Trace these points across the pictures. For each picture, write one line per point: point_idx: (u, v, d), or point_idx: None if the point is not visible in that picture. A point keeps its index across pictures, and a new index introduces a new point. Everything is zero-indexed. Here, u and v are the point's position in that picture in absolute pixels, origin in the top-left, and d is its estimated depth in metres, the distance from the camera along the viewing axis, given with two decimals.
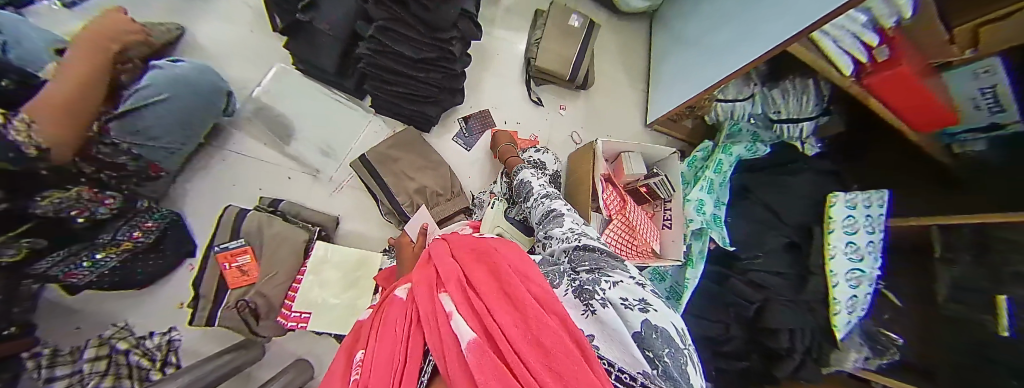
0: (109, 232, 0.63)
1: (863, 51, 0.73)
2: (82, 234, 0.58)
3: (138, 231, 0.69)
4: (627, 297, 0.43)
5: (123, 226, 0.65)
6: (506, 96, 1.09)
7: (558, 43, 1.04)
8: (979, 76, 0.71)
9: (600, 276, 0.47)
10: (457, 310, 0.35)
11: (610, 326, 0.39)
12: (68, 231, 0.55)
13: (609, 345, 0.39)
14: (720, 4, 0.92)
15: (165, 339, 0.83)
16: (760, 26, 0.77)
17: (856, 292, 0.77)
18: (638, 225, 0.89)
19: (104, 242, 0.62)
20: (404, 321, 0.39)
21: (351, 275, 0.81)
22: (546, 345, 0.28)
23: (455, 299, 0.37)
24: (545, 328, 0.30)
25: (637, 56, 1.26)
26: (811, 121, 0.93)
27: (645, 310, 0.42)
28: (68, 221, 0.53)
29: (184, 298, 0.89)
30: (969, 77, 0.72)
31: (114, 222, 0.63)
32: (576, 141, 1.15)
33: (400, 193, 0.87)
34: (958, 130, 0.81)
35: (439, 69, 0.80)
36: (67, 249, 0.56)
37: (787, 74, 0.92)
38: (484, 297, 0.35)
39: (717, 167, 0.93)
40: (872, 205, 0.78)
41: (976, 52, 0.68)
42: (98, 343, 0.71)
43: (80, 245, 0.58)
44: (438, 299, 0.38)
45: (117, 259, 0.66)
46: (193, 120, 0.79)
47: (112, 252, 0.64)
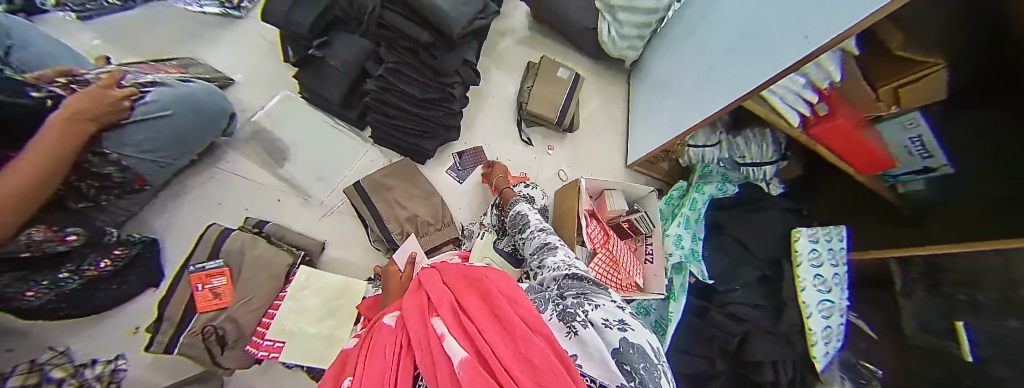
0: (72, 260, 0.65)
1: (805, 105, 0.84)
2: (43, 263, 0.60)
3: (106, 260, 0.71)
4: (608, 318, 0.44)
5: (91, 254, 0.68)
6: (498, 135, 1.18)
7: (547, 90, 1.16)
8: (908, 127, 0.81)
9: (585, 301, 0.49)
10: (450, 332, 0.37)
11: (588, 345, 0.40)
12: (27, 262, 0.57)
13: (590, 363, 0.39)
14: (686, 60, 1.05)
15: (109, 369, 0.79)
16: (720, 77, 0.88)
17: (829, 322, 0.79)
18: (621, 258, 0.94)
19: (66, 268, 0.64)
20: (396, 348, 0.41)
21: (332, 303, 0.80)
22: (531, 361, 0.30)
23: (448, 323, 0.39)
24: (533, 346, 0.32)
25: (618, 105, 1.40)
26: (773, 165, 1.04)
27: (625, 329, 0.43)
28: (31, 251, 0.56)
29: (140, 322, 0.84)
30: (899, 128, 0.83)
31: (79, 253, 0.65)
32: (562, 178, 1.22)
33: (391, 221, 0.90)
34: (898, 172, 0.91)
35: (441, 108, 0.89)
36: (21, 277, 0.57)
37: (748, 124, 1.06)
38: (477, 322, 0.38)
39: (692, 204, 1.01)
40: (832, 239, 0.83)
41: (899, 108, 0.80)
42: (27, 372, 0.68)
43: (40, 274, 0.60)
44: (431, 323, 0.41)
45: (77, 284, 0.68)
46: (188, 137, 0.82)
47: (74, 276, 0.66)
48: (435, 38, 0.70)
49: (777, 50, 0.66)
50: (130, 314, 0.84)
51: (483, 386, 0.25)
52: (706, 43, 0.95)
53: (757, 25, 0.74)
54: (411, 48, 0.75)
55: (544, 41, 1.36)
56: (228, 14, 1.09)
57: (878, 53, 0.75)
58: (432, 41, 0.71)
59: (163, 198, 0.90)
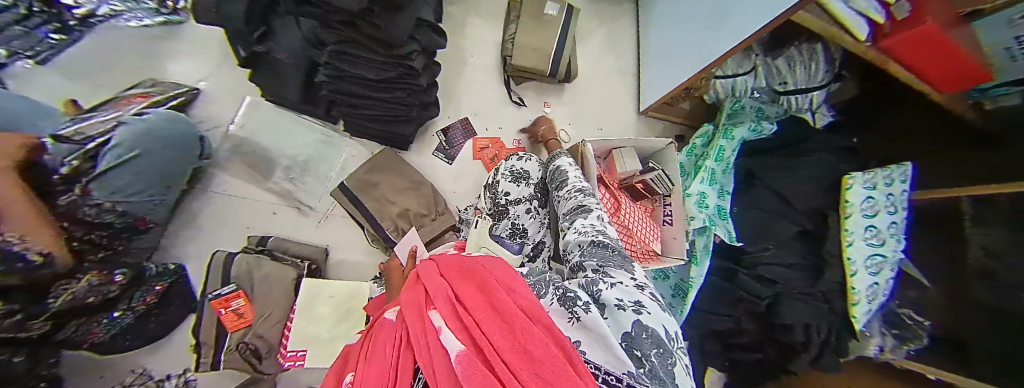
0: (124, 300, 0.69)
1: (878, 10, 0.65)
2: (97, 307, 0.65)
3: (150, 295, 0.74)
4: (622, 298, 0.41)
5: (138, 292, 0.72)
6: (485, 101, 1.03)
7: (534, 36, 0.96)
8: (1015, 22, 0.58)
9: (601, 277, 0.46)
10: (446, 325, 0.32)
11: (596, 331, 0.35)
12: (79, 307, 0.61)
13: (594, 347, 0.35)
14: None
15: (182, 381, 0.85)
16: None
17: (878, 279, 0.68)
18: (635, 227, 0.86)
19: (120, 306, 0.69)
20: (393, 349, 0.35)
21: (343, 307, 0.81)
22: (535, 353, 0.25)
23: (444, 315, 0.34)
24: (534, 335, 0.27)
25: (623, 38, 1.17)
26: (822, 89, 0.82)
27: (639, 311, 0.40)
28: (74, 300, 0.59)
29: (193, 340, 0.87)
30: (1004, 24, 0.60)
31: (126, 293, 0.69)
32: (565, 139, 1.08)
33: (384, 219, 0.85)
34: (990, 84, 0.70)
35: (404, 86, 0.76)
36: (79, 319, 0.63)
37: (792, 38, 0.81)
38: (472, 310, 0.32)
39: (718, 155, 0.88)
40: (895, 181, 0.69)
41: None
42: None
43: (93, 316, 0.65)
44: (426, 317, 0.35)
45: (133, 320, 0.72)
46: (170, 171, 0.74)
47: (129, 311, 0.71)
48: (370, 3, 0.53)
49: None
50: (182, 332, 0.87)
51: None
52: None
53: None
54: (348, 21, 0.59)
55: None
56: (170, 21, 0.94)
57: None
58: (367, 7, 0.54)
59: (174, 226, 0.87)
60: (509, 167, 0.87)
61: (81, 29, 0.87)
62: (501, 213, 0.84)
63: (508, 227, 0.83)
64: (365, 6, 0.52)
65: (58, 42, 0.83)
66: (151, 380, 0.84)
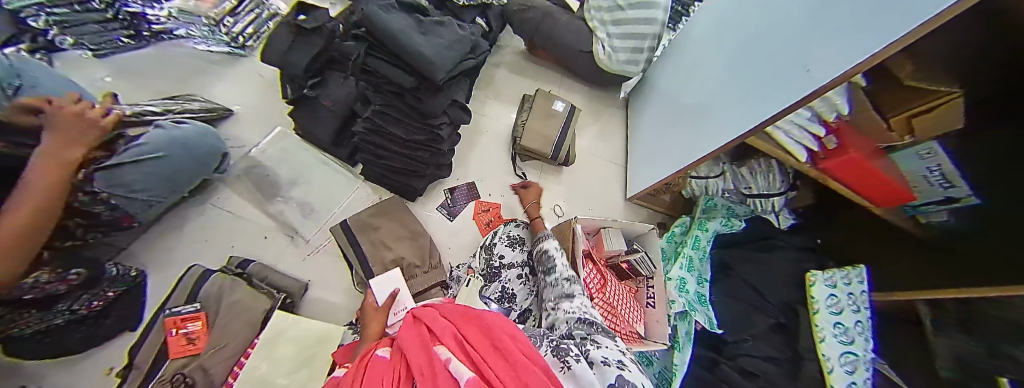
0: (68, 301, 0.66)
1: (812, 140, 0.80)
2: (41, 302, 0.61)
3: (97, 301, 0.72)
4: (608, 356, 0.46)
5: (84, 296, 0.69)
6: (490, 170, 1.16)
7: (541, 124, 1.16)
8: (925, 157, 0.73)
9: (589, 339, 0.51)
10: (455, 357, 0.39)
11: (585, 379, 0.40)
12: (23, 300, 0.58)
13: None
14: (702, 84, 0.98)
15: None
16: (736, 105, 0.81)
17: (855, 378, 0.69)
18: (619, 305, 0.87)
19: (60, 309, 0.65)
20: (393, 379, 0.40)
21: (306, 351, 0.75)
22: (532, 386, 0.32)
23: (452, 349, 0.41)
24: (534, 374, 0.34)
25: (615, 136, 1.38)
26: (781, 196, 0.97)
27: (623, 367, 0.45)
28: (24, 295, 0.57)
29: (115, 363, 0.81)
30: (915, 157, 0.74)
31: (73, 293, 0.66)
32: (558, 214, 1.18)
33: (376, 263, 0.88)
34: (919, 203, 0.82)
35: (427, 149, 0.89)
36: (20, 314, 0.59)
37: (752, 155, 1.00)
38: (480, 349, 0.39)
39: (695, 243, 0.94)
40: (851, 281, 0.77)
41: (914, 137, 0.72)
42: None
43: (29, 310, 0.60)
44: (433, 350, 0.42)
45: (59, 320, 0.67)
46: (180, 178, 0.83)
47: (66, 314, 0.67)
48: (418, 82, 0.75)
49: (806, 69, 0.59)
50: (102, 358, 0.81)
51: None
52: (721, 67, 0.90)
53: (788, 33, 0.67)
54: (397, 92, 0.80)
55: (538, 70, 1.39)
56: (235, 53, 1.15)
57: (889, 82, 0.69)
58: (416, 85, 0.77)
59: (154, 232, 0.90)
60: (506, 232, 0.94)
61: (150, 39, 1.11)
62: (493, 275, 0.87)
63: (498, 290, 0.84)
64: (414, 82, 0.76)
65: (125, 43, 1.08)
66: None
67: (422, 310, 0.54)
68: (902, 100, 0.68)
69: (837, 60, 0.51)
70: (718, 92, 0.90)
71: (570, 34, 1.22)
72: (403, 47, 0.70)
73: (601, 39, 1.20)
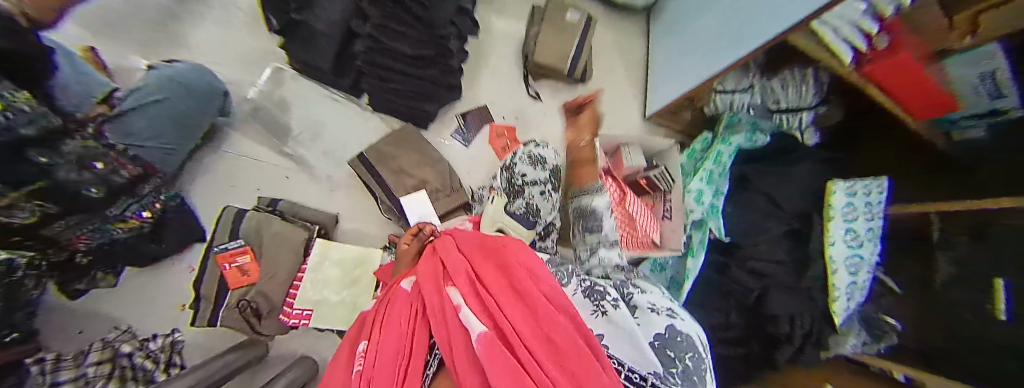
0: (121, 207, 0.61)
1: (862, 39, 0.70)
2: (98, 206, 0.55)
3: (146, 211, 0.67)
4: (655, 303, 0.49)
5: (135, 205, 0.64)
6: (505, 92, 1.14)
7: (554, 37, 1.06)
8: (980, 62, 0.61)
9: (630, 285, 0.53)
10: (465, 305, 0.37)
11: (626, 328, 0.43)
12: (82, 202, 0.51)
13: (619, 345, 0.42)
14: None
15: (169, 341, 0.79)
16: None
17: (856, 279, 0.76)
18: (638, 216, 0.91)
19: (118, 217, 0.61)
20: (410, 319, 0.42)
21: (351, 273, 0.83)
22: (558, 342, 0.33)
23: (464, 292, 0.40)
24: (557, 324, 0.35)
25: (633, 47, 1.28)
26: (810, 111, 0.91)
27: (672, 316, 0.47)
28: (81, 192, 0.50)
29: (184, 299, 0.86)
30: (970, 65, 0.62)
31: (122, 199, 0.60)
32: (575, 135, 1.18)
33: (399, 189, 0.93)
34: (957, 116, 0.73)
35: (438, 66, 0.88)
36: (81, 219, 0.53)
37: (785, 65, 0.89)
38: (496, 294, 0.38)
39: (716, 158, 0.96)
40: (872, 192, 0.77)
41: (975, 38, 0.59)
42: (102, 347, 0.69)
43: (92, 220, 0.56)
44: (446, 293, 0.41)
45: (119, 236, 0.64)
46: (189, 120, 0.74)
47: (121, 225, 0.63)
48: None
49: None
50: (163, 294, 0.85)
51: (501, 368, 0.28)
52: None
53: None
54: None
55: None
56: None
57: None
58: None
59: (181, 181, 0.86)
60: (526, 152, 0.95)
61: None
62: (516, 192, 0.91)
63: (524, 205, 0.89)
64: None
65: None
66: (139, 338, 0.78)
67: (438, 241, 0.54)
68: None
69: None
70: None
71: None
72: None
73: None
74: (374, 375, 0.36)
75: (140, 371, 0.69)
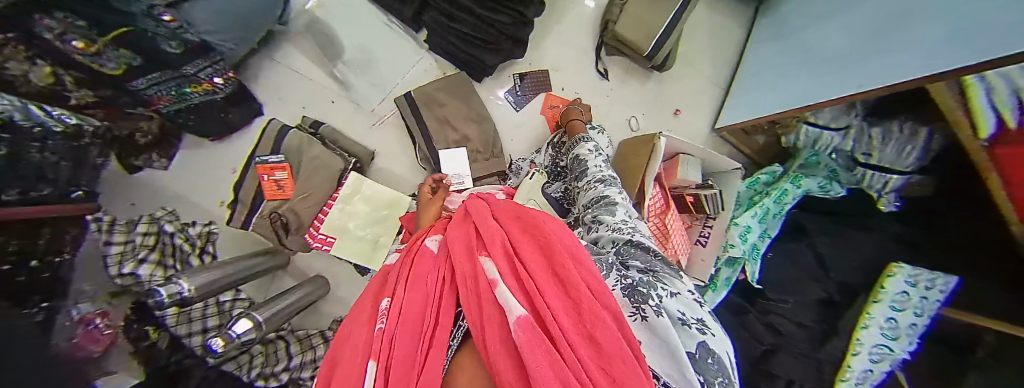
0: (194, 67, 0.61)
1: (1016, 110, 0.58)
2: (173, 62, 0.56)
3: (220, 77, 0.68)
4: (686, 314, 0.43)
5: (208, 67, 0.64)
6: (571, 61, 1.03)
7: (647, 11, 0.92)
8: None
9: (655, 280, 0.48)
10: (503, 281, 0.34)
11: (661, 339, 0.39)
12: (159, 54, 0.53)
13: (656, 358, 0.39)
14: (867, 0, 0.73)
15: (205, 230, 0.79)
16: (911, 40, 0.61)
17: (874, 367, 0.74)
18: (673, 234, 0.88)
19: (194, 79, 0.63)
20: (437, 282, 0.39)
21: (378, 212, 0.84)
22: (601, 342, 0.30)
23: (501, 266, 0.37)
24: (602, 323, 0.32)
25: (727, 44, 1.12)
26: (902, 176, 0.80)
27: (703, 331, 0.43)
28: (159, 45, 0.51)
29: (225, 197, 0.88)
30: None
31: (196, 59, 0.60)
32: (632, 127, 1.08)
33: (439, 142, 0.89)
34: None
35: (509, 10, 0.77)
36: (158, 74, 0.57)
37: (899, 113, 0.81)
38: (536, 277, 0.36)
39: (779, 196, 0.88)
40: (933, 287, 0.72)
41: None
42: (148, 220, 0.68)
43: (169, 71, 0.57)
44: (480, 263, 0.38)
45: (199, 100, 0.68)
46: (245, 21, 0.67)
47: (197, 89, 0.65)
48: None
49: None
50: (200, 183, 0.86)
51: (544, 359, 0.25)
52: None
53: None
54: None
55: None
56: None
57: None
58: None
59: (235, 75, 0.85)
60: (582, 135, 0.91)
61: None
62: (558, 174, 0.90)
63: (561, 190, 0.88)
64: None
65: None
66: (178, 221, 0.78)
67: (470, 205, 0.51)
68: None
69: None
70: (888, 17, 0.67)
71: None
72: None
73: None
74: (393, 336, 0.33)
75: (178, 252, 0.70)
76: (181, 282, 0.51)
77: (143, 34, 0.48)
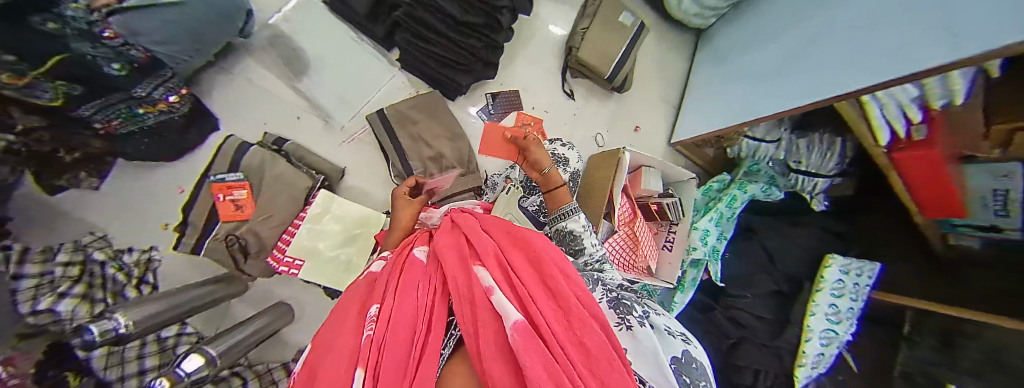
0: (143, 87, 0.58)
1: (902, 123, 0.70)
2: (119, 84, 0.54)
3: (173, 96, 0.65)
4: (670, 327, 0.49)
5: (159, 86, 0.61)
6: (539, 82, 1.09)
7: (605, 38, 1.01)
8: (998, 178, 0.69)
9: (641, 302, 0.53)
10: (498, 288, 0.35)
11: (648, 345, 0.41)
12: (102, 76, 0.50)
13: (643, 363, 0.41)
14: (782, 34, 0.85)
15: (145, 257, 0.72)
16: (813, 68, 0.72)
17: (825, 350, 0.81)
18: (643, 241, 0.92)
19: (145, 99, 0.60)
20: (428, 290, 0.39)
21: (351, 231, 0.80)
22: (591, 347, 0.32)
23: (494, 274, 0.38)
24: (590, 331, 0.34)
25: (675, 68, 1.26)
26: (827, 179, 0.94)
27: (686, 341, 0.47)
28: (101, 68, 0.49)
29: (171, 220, 0.82)
30: (988, 175, 0.71)
31: (144, 78, 0.58)
32: (598, 143, 1.16)
33: (414, 158, 0.89)
34: (960, 222, 0.81)
35: (481, 36, 0.80)
36: (105, 99, 0.54)
37: (818, 125, 0.93)
38: (529, 286, 0.37)
39: (729, 202, 0.97)
40: (862, 274, 0.82)
41: (1006, 151, 0.65)
42: (72, 248, 0.59)
43: (117, 94, 0.55)
44: (474, 270, 0.38)
45: (150, 120, 0.64)
46: (205, 36, 0.65)
47: (149, 110, 0.62)
48: None
49: (903, 42, 0.51)
50: (151, 205, 0.81)
51: (543, 361, 0.26)
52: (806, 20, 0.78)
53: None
54: None
55: None
56: None
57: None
58: None
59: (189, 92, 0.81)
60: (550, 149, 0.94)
61: None
62: (532, 189, 0.92)
63: (536, 204, 0.91)
64: None
65: None
66: (111, 248, 0.70)
67: (460, 217, 0.51)
68: None
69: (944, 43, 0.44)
70: (797, 47, 0.79)
71: None
72: None
73: None
74: (382, 344, 0.32)
75: (109, 283, 0.60)
76: (117, 316, 0.41)
77: (82, 58, 0.46)
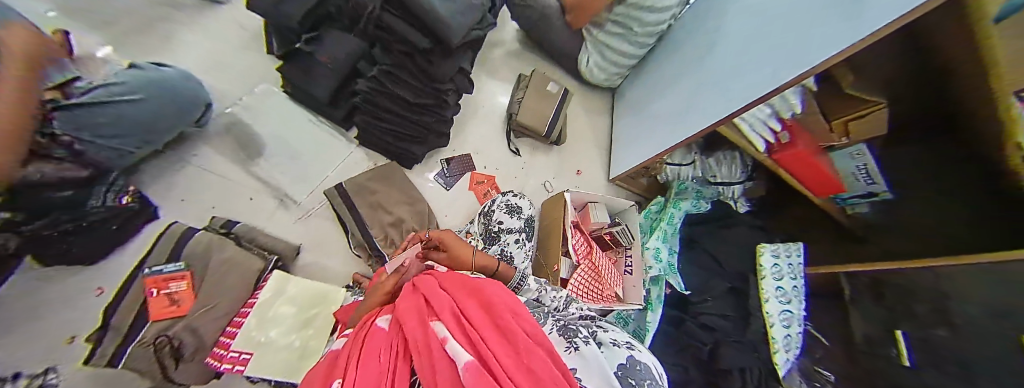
0: (95, 198, 0.67)
1: (770, 133, 0.89)
2: (71, 201, 0.62)
3: (125, 197, 0.74)
4: (617, 339, 0.52)
5: (106, 193, 0.70)
6: (487, 144, 1.24)
7: (536, 102, 1.22)
8: (855, 157, 0.88)
9: (592, 328, 0.56)
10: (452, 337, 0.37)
11: (592, 361, 0.43)
12: (49, 201, 0.59)
13: (588, 374, 0.42)
14: (682, 81, 1.09)
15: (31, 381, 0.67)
16: (715, 96, 0.91)
17: (789, 331, 0.86)
18: (604, 271, 0.98)
19: (93, 207, 0.67)
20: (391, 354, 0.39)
21: (306, 312, 0.75)
22: (538, 373, 0.32)
23: (450, 327, 0.39)
24: (537, 356, 0.34)
25: (602, 119, 1.49)
26: (740, 184, 1.13)
27: (631, 348, 0.51)
28: (47, 194, 0.58)
29: (79, 330, 0.75)
30: (847, 158, 0.89)
31: (94, 190, 0.67)
32: (548, 189, 1.28)
33: (374, 227, 0.94)
34: (847, 196, 0.98)
35: (431, 113, 0.94)
36: (51, 218, 0.61)
37: (718, 146, 1.14)
38: (482, 330, 0.38)
39: (670, 220, 1.09)
40: (792, 254, 0.92)
41: (849, 139, 0.87)
42: None
43: (69, 211, 0.63)
44: (433, 327, 0.40)
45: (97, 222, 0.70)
46: (159, 126, 0.74)
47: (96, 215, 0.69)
48: (433, 45, 0.75)
49: (784, 63, 0.67)
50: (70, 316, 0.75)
51: None
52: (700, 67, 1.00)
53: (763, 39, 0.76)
54: (408, 53, 0.80)
55: (533, 52, 1.42)
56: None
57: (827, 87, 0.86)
58: (430, 47, 0.76)
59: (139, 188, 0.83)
60: (505, 201, 1.02)
61: None
62: (493, 239, 0.97)
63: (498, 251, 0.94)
64: (428, 45, 0.75)
65: None
66: None
67: (421, 281, 0.53)
68: (841, 107, 0.85)
69: (839, 34, 0.54)
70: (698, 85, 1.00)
71: (565, 37, 1.27)
72: (420, 8, 0.67)
73: (588, 50, 1.30)
74: None
75: None
76: None
77: (31, 193, 0.55)
